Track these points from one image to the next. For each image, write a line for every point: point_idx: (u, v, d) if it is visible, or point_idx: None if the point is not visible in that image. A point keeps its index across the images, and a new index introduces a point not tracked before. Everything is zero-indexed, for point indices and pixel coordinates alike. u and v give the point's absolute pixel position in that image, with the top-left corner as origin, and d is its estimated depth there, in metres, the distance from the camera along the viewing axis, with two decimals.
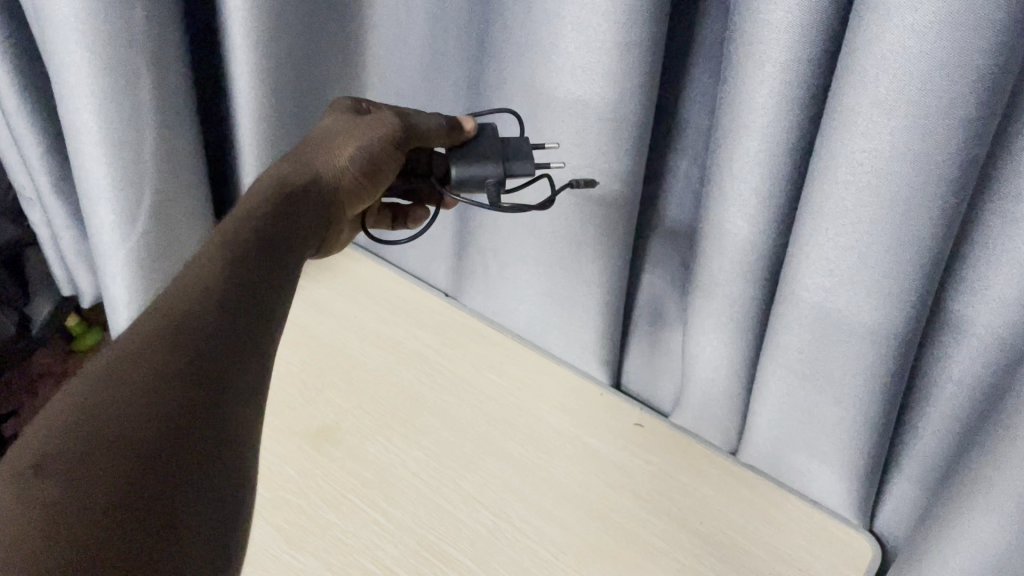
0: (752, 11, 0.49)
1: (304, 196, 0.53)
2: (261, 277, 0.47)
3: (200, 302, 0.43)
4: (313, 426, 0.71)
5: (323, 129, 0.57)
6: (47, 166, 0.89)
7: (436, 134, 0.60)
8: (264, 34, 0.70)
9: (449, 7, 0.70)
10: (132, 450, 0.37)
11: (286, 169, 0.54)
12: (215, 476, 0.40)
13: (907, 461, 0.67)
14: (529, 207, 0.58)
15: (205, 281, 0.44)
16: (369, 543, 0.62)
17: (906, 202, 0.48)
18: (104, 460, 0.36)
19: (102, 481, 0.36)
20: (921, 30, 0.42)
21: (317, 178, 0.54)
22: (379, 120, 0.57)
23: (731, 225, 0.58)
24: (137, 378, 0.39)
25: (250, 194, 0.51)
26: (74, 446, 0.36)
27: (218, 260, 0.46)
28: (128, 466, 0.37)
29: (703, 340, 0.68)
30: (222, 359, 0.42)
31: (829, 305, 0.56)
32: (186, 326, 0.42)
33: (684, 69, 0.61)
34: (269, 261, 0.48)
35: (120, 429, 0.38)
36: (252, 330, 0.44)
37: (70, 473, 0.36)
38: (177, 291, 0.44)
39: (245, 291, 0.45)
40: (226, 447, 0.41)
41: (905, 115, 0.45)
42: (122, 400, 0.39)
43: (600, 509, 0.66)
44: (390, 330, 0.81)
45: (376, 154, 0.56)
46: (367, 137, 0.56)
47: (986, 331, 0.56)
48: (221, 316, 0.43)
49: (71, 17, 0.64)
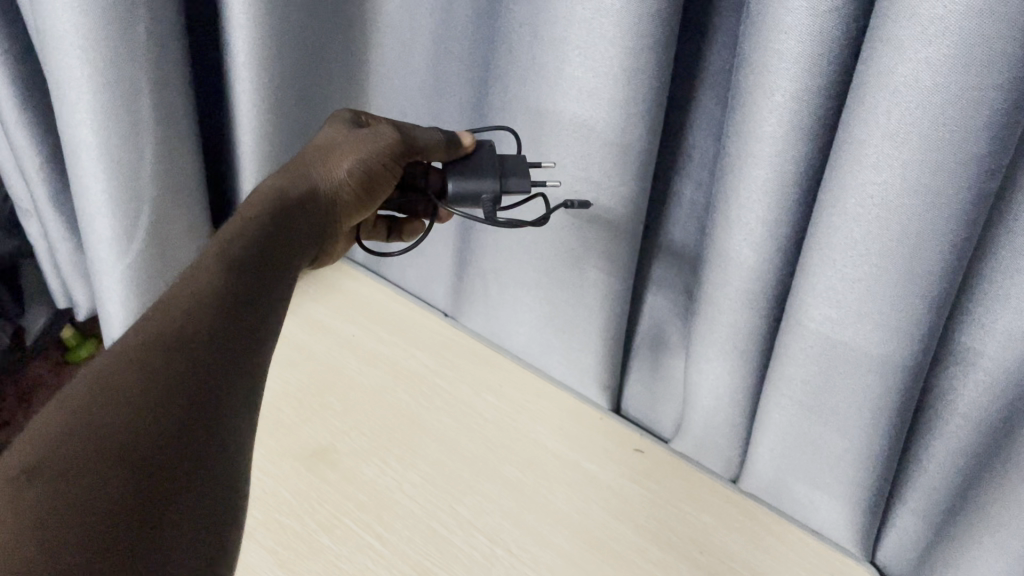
0: (762, 40, 0.48)
1: (300, 209, 0.52)
2: (257, 292, 0.46)
3: (195, 316, 0.42)
4: (309, 447, 0.70)
5: (321, 142, 0.57)
6: (45, 178, 0.88)
7: (435, 147, 0.58)
8: (267, 50, 0.69)
9: (454, 27, 0.70)
10: (127, 462, 0.36)
11: (285, 179, 0.54)
12: (209, 494, 0.39)
13: (911, 494, 0.66)
14: (526, 225, 0.57)
15: (205, 295, 0.43)
16: (365, 569, 0.61)
17: (916, 235, 0.47)
18: (98, 470, 0.35)
19: (95, 493, 0.35)
20: (933, 62, 0.42)
21: (315, 189, 0.54)
22: (377, 133, 0.56)
23: (736, 252, 0.58)
24: (133, 387, 0.38)
25: (247, 207, 0.50)
26: (68, 451, 0.36)
27: (216, 269, 0.45)
28: (122, 478, 0.36)
29: (705, 367, 0.67)
30: (217, 375, 0.41)
31: (835, 337, 0.55)
32: (184, 334, 0.41)
33: (690, 95, 0.61)
34: (265, 275, 0.47)
35: (116, 440, 0.37)
36: (247, 348, 0.43)
37: (62, 481, 0.35)
38: (173, 300, 0.43)
39: (237, 306, 0.44)
40: (219, 465, 0.40)
41: (916, 149, 0.44)
42: (118, 409, 0.37)
43: (599, 538, 0.65)
44: (388, 351, 0.80)
45: (375, 168, 0.55)
46: (364, 149, 0.55)
47: (993, 365, 0.55)
48: (217, 332, 0.42)
49: (72, 32, 0.64)
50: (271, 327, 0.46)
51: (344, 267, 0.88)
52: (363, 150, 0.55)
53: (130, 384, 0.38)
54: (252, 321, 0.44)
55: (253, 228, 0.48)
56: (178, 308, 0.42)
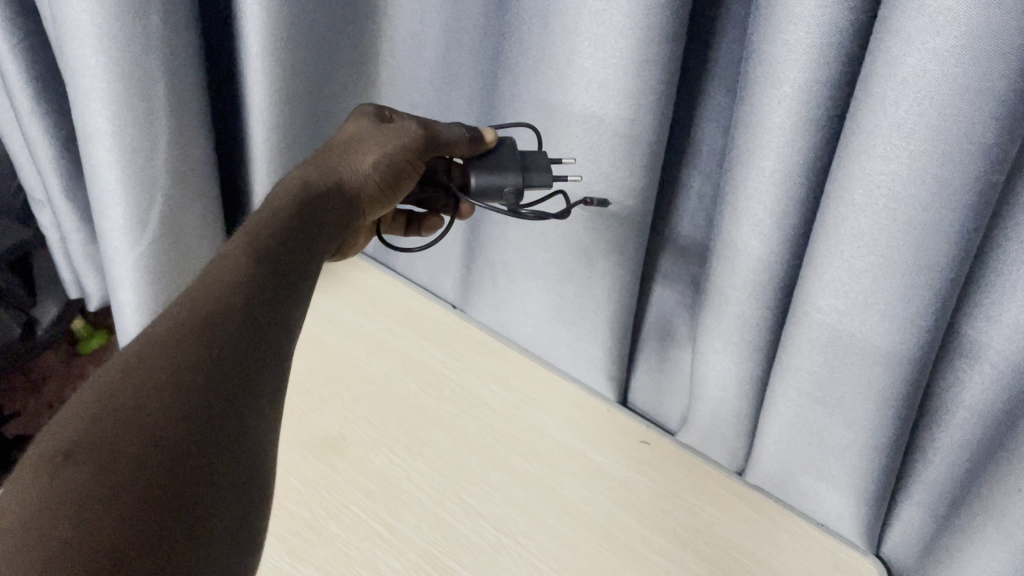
0: (771, 32, 0.49)
1: (327, 201, 0.52)
2: (280, 282, 0.46)
3: (222, 302, 0.43)
4: (318, 434, 0.70)
5: (344, 136, 0.57)
6: (58, 168, 0.89)
7: (458, 144, 0.59)
8: (278, 42, 0.70)
9: (464, 19, 0.70)
10: (163, 445, 0.37)
11: (311, 171, 0.54)
12: (236, 481, 0.40)
13: (916, 486, 0.66)
14: (552, 218, 0.58)
15: (232, 283, 0.44)
16: (372, 556, 0.62)
17: (922, 226, 0.48)
18: (135, 455, 0.36)
19: (132, 473, 0.36)
20: (942, 53, 0.42)
21: (341, 182, 0.54)
22: (401, 128, 0.57)
23: (744, 243, 0.58)
24: (163, 373, 0.39)
25: (274, 199, 0.50)
26: (104, 432, 0.36)
27: (245, 259, 0.45)
28: (159, 465, 0.36)
29: (712, 359, 0.67)
30: (241, 364, 0.42)
31: (841, 328, 0.56)
32: (214, 322, 0.42)
33: (699, 86, 0.61)
34: (292, 264, 0.47)
35: (151, 426, 0.37)
36: (270, 335, 0.44)
37: (100, 465, 0.35)
38: (205, 288, 0.43)
39: (264, 297, 0.44)
40: (247, 454, 0.40)
41: (924, 140, 0.45)
42: (151, 393, 0.38)
43: (605, 529, 0.65)
44: (396, 341, 0.80)
45: (400, 163, 0.56)
46: (389, 145, 0.56)
47: (998, 357, 0.55)
48: (245, 317, 0.43)
49: (88, 22, 0.64)
50: (294, 316, 0.46)
51: (353, 259, 0.88)
52: (388, 146, 0.56)
53: (161, 371, 0.39)
54: (273, 311, 0.45)
55: (279, 222, 0.48)
56: (206, 293, 0.43)
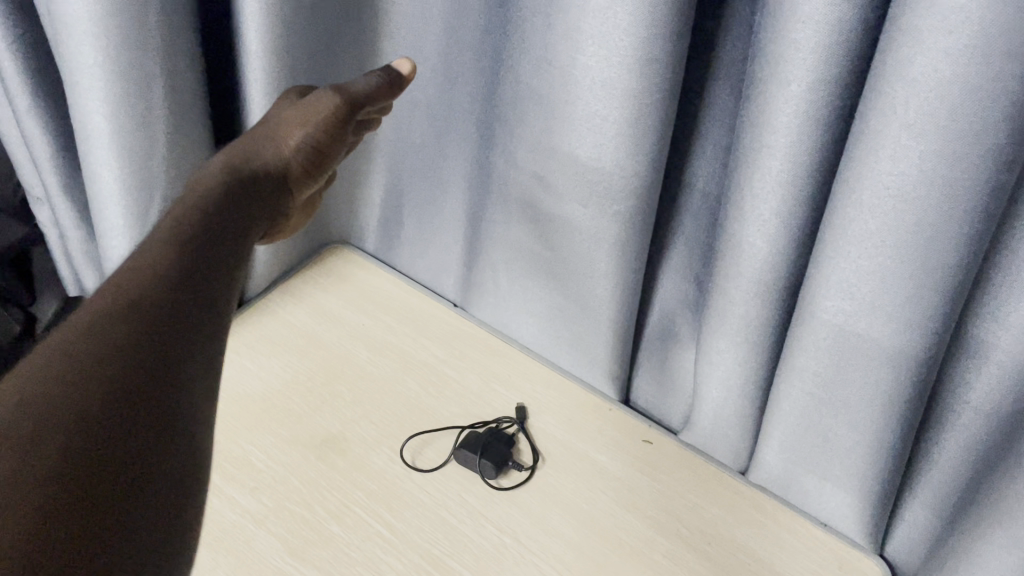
0: (778, 30, 0.48)
1: (253, 183, 0.53)
2: (208, 260, 0.44)
3: (143, 285, 0.40)
4: (319, 434, 0.70)
5: (267, 119, 0.57)
6: (56, 166, 0.89)
7: (378, 93, 0.57)
8: (277, 39, 0.69)
9: (466, 16, 0.69)
10: (80, 430, 0.35)
11: (236, 156, 0.54)
12: (161, 471, 0.37)
13: (920, 487, 0.66)
14: None
15: (154, 266, 0.42)
16: (374, 557, 0.61)
17: (931, 226, 0.47)
18: (53, 438, 0.34)
19: (44, 457, 0.34)
20: (953, 53, 0.41)
21: (268, 166, 0.55)
22: (317, 99, 0.56)
23: (749, 243, 0.57)
24: (90, 358, 0.37)
25: (198, 184, 0.50)
26: (23, 416, 0.35)
27: (166, 241, 0.43)
28: (77, 447, 0.35)
29: (716, 358, 0.66)
30: (168, 348, 0.39)
31: (848, 328, 0.55)
32: (141, 306, 0.40)
33: (704, 85, 0.60)
34: (221, 237, 0.46)
35: (70, 405, 0.36)
36: (203, 317, 0.41)
37: (15, 447, 0.34)
38: (129, 270, 0.41)
39: (194, 278, 0.42)
40: (176, 443, 0.38)
41: (934, 140, 0.44)
42: (74, 373, 0.37)
43: (607, 529, 0.65)
44: (396, 339, 0.80)
45: (323, 141, 0.56)
46: (308, 122, 0.56)
47: (1006, 359, 0.55)
48: (173, 299, 0.41)
49: (85, 20, 0.64)
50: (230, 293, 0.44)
51: (355, 258, 0.88)
52: (307, 123, 0.56)
53: (88, 355, 0.37)
54: (204, 292, 0.42)
55: (203, 204, 0.47)
56: (134, 277, 0.41)
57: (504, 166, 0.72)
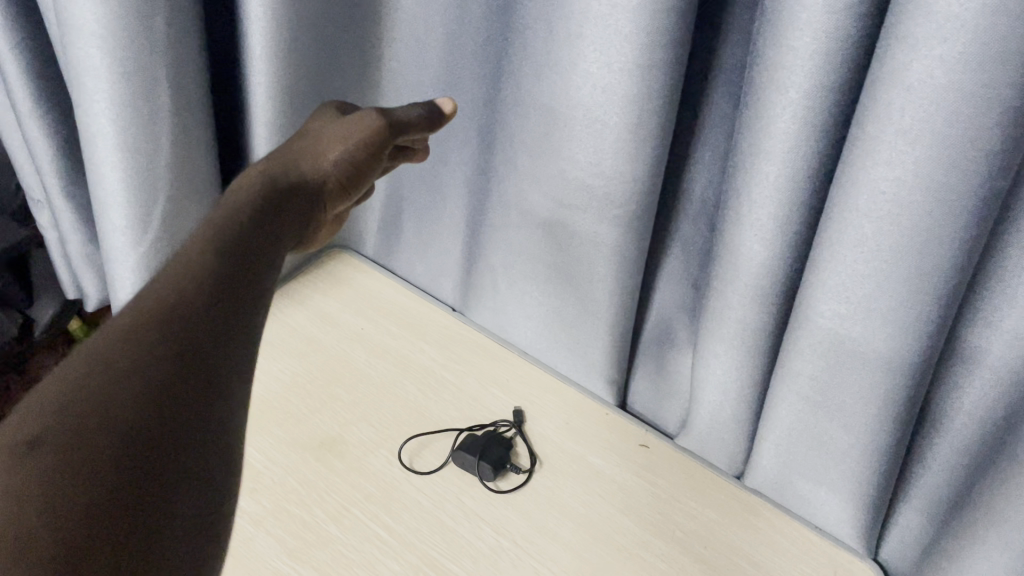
0: (777, 37, 0.49)
1: (292, 194, 0.52)
2: (243, 266, 0.42)
3: (180, 293, 0.39)
4: (317, 436, 0.70)
5: (305, 135, 0.57)
6: (57, 169, 0.89)
7: (417, 125, 0.60)
8: (281, 44, 0.70)
9: (468, 23, 0.70)
10: (125, 434, 0.34)
11: (274, 168, 0.53)
12: (201, 475, 0.36)
13: (914, 491, 0.67)
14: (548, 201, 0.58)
15: (193, 271, 0.40)
16: (372, 558, 0.61)
17: (925, 231, 0.48)
18: (101, 442, 0.33)
19: (93, 461, 0.33)
20: (948, 60, 0.42)
21: (305, 177, 0.54)
22: (359, 120, 0.57)
23: (746, 247, 0.58)
24: (131, 363, 0.36)
25: (241, 192, 0.49)
26: (67, 421, 0.34)
27: (206, 247, 0.42)
28: (122, 454, 0.33)
29: (713, 362, 0.67)
30: (208, 352, 0.38)
31: (842, 332, 0.56)
32: (181, 310, 0.38)
33: (703, 92, 0.61)
34: (258, 244, 0.45)
35: (110, 417, 0.34)
36: (237, 321, 0.40)
37: (61, 457, 0.32)
38: (169, 276, 0.40)
39: (229, 284, 0.41)
40: (212, 447, 0.36)
41: (929, 145, 0.45)
42: (118, 382, 0.35)
43: (608, 534, 0.65)
44: (396, 344, 0.80)
45: (361, 160, 0.57)
46: (348, 140, 0.56)
47: (998, 364, 0.56)
48: (212, 301, 0.39)
49: (91, 22, 0.64)
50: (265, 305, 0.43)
51: (353, 262, 0.89)
52: (348, 141, 0.56)
53: (129, 360, 0.36)
54: (240, 297, 0.41)
55: (248, 210, 0.46)
56: (172, 284, 0.39)
57: (505, 171, 0.72)
